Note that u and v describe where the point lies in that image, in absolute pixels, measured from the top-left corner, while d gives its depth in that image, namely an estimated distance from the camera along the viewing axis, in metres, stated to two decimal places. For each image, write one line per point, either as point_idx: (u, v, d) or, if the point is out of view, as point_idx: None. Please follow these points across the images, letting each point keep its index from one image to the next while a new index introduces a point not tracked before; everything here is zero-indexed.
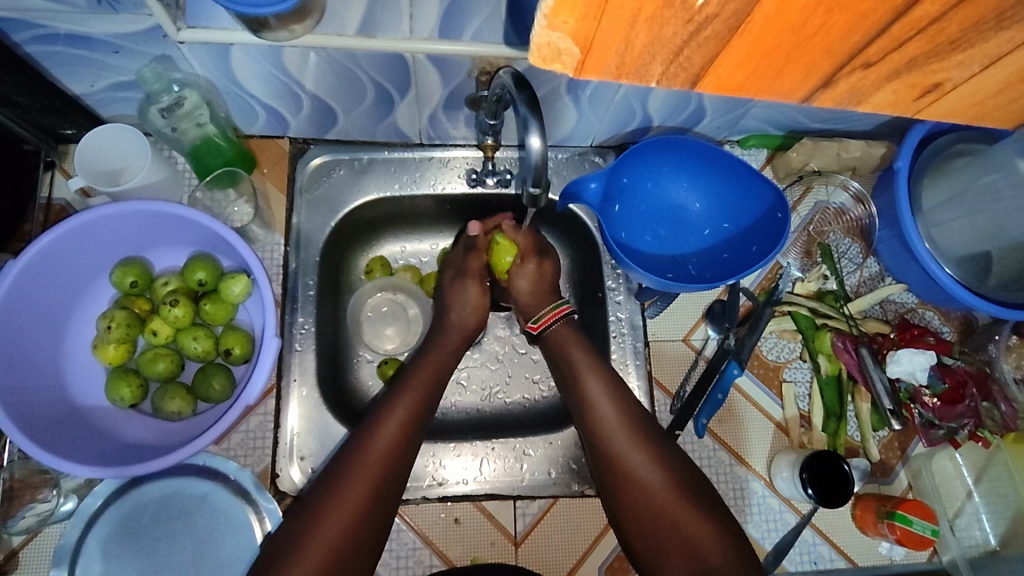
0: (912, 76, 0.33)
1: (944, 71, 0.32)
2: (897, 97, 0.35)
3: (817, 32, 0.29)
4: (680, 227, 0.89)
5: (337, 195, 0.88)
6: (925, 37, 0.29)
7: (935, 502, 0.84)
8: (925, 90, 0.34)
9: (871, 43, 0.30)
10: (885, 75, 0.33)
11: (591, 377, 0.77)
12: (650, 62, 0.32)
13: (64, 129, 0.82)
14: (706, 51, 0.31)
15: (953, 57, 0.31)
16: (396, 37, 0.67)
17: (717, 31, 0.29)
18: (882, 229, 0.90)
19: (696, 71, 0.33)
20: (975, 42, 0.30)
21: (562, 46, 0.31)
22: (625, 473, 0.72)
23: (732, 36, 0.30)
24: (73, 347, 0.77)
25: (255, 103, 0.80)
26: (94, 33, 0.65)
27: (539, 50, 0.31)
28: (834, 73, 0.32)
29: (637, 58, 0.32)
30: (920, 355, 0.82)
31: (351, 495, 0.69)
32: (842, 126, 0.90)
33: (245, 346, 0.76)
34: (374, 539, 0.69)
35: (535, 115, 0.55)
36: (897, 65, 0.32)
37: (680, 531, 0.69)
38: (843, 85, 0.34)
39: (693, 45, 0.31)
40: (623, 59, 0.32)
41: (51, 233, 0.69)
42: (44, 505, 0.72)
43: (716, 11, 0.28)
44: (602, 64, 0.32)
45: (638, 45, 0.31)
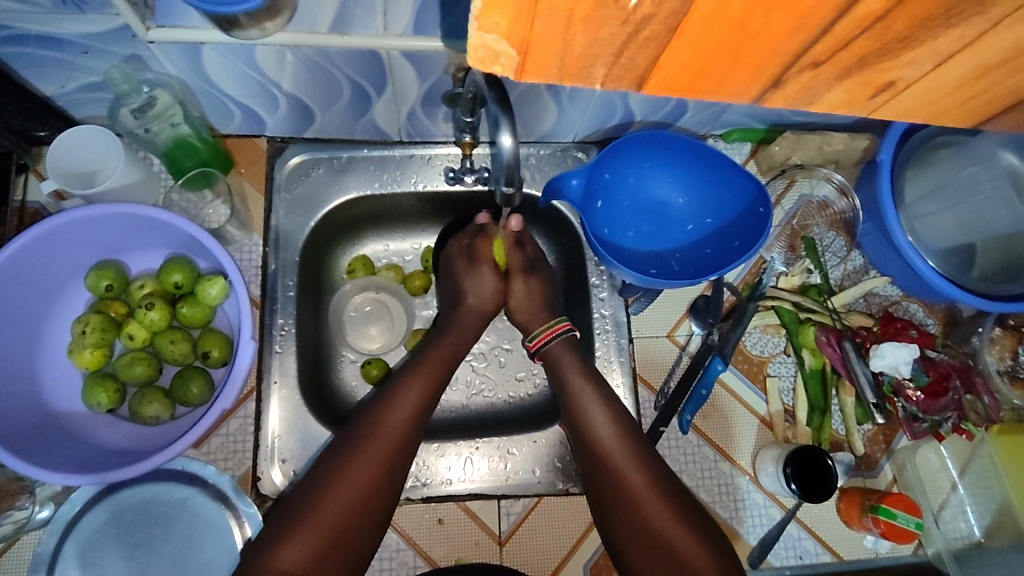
0: (864, 75, 0.31)
1: (896, 69, 0.30)
2: (851, 97, 0.33)
3: (761, 32, 0.28)
4: (664, 222, 0.88)
5: (316, 194, 0.87)
6: (872, 34, 0.28)
7: (919, 495, 0.85)
8: (879, 89, 0.32)
9: (817, 41, 0.29)
10: (835, 74, 0.31)
11: (588, 393, 0.77)
12: (593, 64, 0.31)
13: (36, 131, 0.81)
14: (649, 52, 0.30)
15: (903, 55, 0.29)
16: (370, 34, 0.66)
17: (656, 32, 0.29)
18: (865, 223, 0.90)
19: (642, 71, 0.32)
20: (924, 40, 0.28)
21: (499, 48, 0.30)
22: (623, 491, 0.72)
23: (673, 35, 0.29)
24: (48, 352, 0.76)
25: (229, 102, 0.78)
26: (62, 34, 0.64)
27: (475, 53, 0.30)
28: (784, 72, 0.31)
29: (578, 60, 0.31)
30: (902, 349, 0.81)
31: (353, 481, 0.68)
32: (825, 119, 0.89)
33: (223, 348, 0.75)
34: (372, 532, 0.68)
35: (506, 113, 0.54)
36: (847, 65, 0.30)
37: (676, 555, 0.68)
38: (794, 85, 0.32)
39: (634, 45, 0.30)
40: (565, 61, 0.31)
41: (21, 237, 0.68)
42: (22, 512, 0.71)
43: (652, 12, 0.27)
44: (545, 65, 0.31)
45: (578, 47, 0.30)
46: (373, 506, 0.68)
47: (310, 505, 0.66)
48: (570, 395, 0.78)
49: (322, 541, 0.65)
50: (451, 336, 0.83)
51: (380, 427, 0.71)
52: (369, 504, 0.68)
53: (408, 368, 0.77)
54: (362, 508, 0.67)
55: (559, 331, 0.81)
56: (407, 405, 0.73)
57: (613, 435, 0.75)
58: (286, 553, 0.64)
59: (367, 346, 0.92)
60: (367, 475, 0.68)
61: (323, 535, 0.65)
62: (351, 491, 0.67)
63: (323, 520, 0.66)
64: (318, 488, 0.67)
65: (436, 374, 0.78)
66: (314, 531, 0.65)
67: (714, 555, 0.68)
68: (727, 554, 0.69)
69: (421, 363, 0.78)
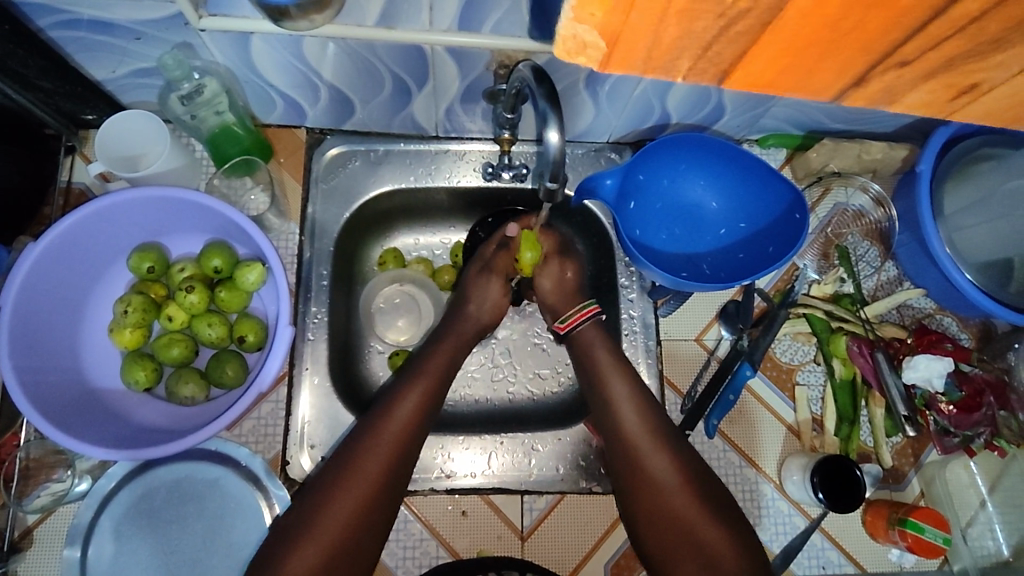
0: (950, 76, 0.31)
1: (983, 71, 0.31)
2: (933, 97, 0.34)
3: (852, 29, 0.28)
4: (696, 226, 0.88)
5: (352, 186, 0.88)
6: (965, 35, 0.28)
7: (948, 510, 0.83)
8: (961, 90, 0.33)
9: (907, 41, 0.29)
10: (921, 74, 0.31)
11: (614, 378, 0.77)
12: (678, 56, 0.32)
13: (85, 114, 0.83)
14: (737, 47, 0.31)
15: (993, 57, 0.29)
16: (416, 28, 0.67)
17: (748, 26, 0.29)
18: (901, 233, 0.89)
19: (726, 66, 0.32)
20: (1018, 42, 0.28)
21: (588, 38, 0.31)
22: (646, 476, 0.72)
23: (764, 31, 0.29)
24: (89, 330, 0.78)
25: (273, 92, 0.80)
26: (118, 20, 0.66)
27: (564, 43, 0.31)
28: (869, 71, 0.31)
29: (665, 53, 0.32)
30: (937, 362, 0.81)
31: (352, 491, 0.69)
32: (864, 127, 0.88)
33: (258, 333, 0.77)
34: (379, 531, 0.70)
35: (554, 109, 0.54)
36: (935, 65, 0.31)
37: (698, 542, 0.69)
38: (876, 85, 0.33)
39: (723, 40, 0.30)
40: (650, 53, 0.32)
41: (71, 216, 0.70)
42: (59, 484, 0.73)
43: (748, 6, 0.28)
44: (630, 57, 0.32)
45: (666, 39, 0.31)
46: (372, 513, 0.69)
47: (314, 516, 0.67)
48: (596, 380, 0.78)
49: (327, 550, 0.66)
50: (450, 339, 0.83)
51: (380, 434, 0.72)
52: (370, 510, 0.69)
53: (408, 373, 0.78)
54: (365, 514, 0.69)
55: (586, 313, 0.81)
56: (404, 410, 0.74)
57: (638, 422, 0.75)
58: (292, 563, 0.65)
59: (395, 337, 0.93)
60: (373, 475, 0.70)
61: (329, 542, 0.66)
62: (355, 499, 0.69)
63: (325, 534, 0.67)
64: (324, 498, 0.69)
65: (436, 377, 0.78)
66: (318, 541, 0.66)
67: (738, 542, 0.69)
68: (750, 542, 0.70)
69: (421, 367, 0.79)
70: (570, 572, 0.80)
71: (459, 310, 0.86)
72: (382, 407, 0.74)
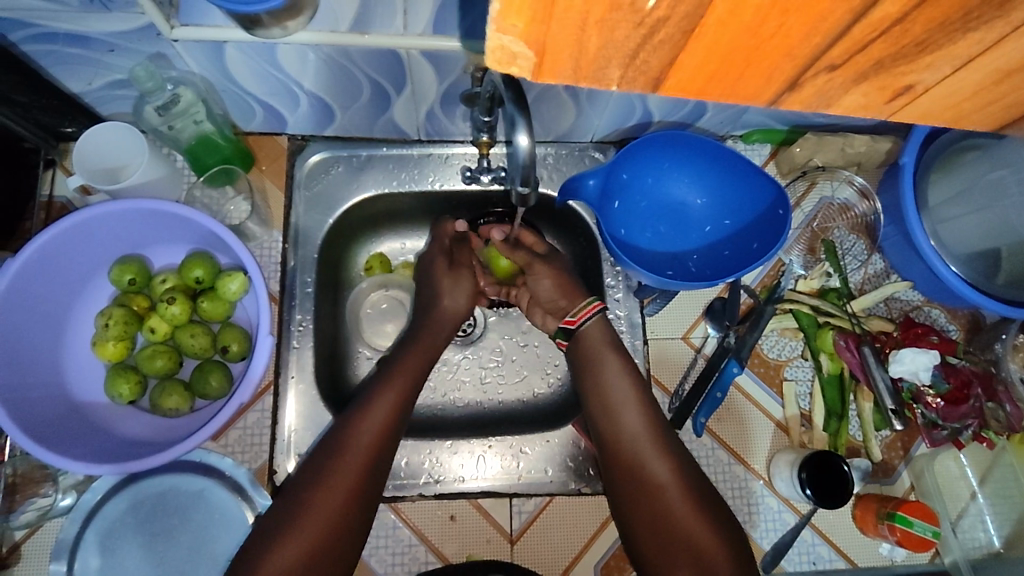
0: (882, 79, 0.31)
1: (913, 73, 0.31)
2: (868, 101, 0.33)
3: (775, 35, 0.29)
4: (681, 223, 0.88)
5: (334, 192, 0.87)
6: (889, 38, 0.28)
7: (937, 503, 0.83)
8: (896, 93, 0.32)
9: (832, 45, 0.29)
10: (851, 78, 0.31)
11: (615, 379, 0.77)
12: (606, 66, 0.32)
13: (64, 127, 0.83)
14: (663, 54, 0.31)
15: (921, 59, 0.30)
16: (390, 33, 0.66)
17: (670, 33, 0.29)
18: (888, 227, 0.88)
19: (656, 74, 0.32)
20: (943, 44, 0.29)
21: (516, 49, 0.30)
22: (642, 477, 0.72)
23: (686, 37, 0.30)
24: (73, 344, 0.78)
25: (251, 100, 0.80)
26: (89, 32, 0.65)
27: (493, 54, 0.31)
28: (800, 76, 0.31)
29: (592, 62, 0.31)
30: (923, 355, 0.80)
31: (331, 494, 0.69)
32: (847, 121, 0.88)
33: (242, 342, 0.77)
34: (358, 533, 0.69)
35: (523, 113, 0.54)
36: (863, 69, 0.31)
37: (692, 545, 0.69)
38: (809, 88, 0.33)
39: (649, 47, 0.30)
40: (579, 64, 0.32)
41: (49, 231, 0.70)
42: (44, 499, 0.73)
43: (666, 14, 0.28)
44: (559, 67, 0.32)
45: (591, 49, 0.30)
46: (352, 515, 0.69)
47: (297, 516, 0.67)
48: (598, 378, 0.78)
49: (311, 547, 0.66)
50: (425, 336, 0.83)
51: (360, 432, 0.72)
52: (353, 510, 0.69)
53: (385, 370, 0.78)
54: (348, 514, 0.69)
55: (596, 309, 0.80)
56: (386, 411, 0.74)
57: (638, 421, 0.75)
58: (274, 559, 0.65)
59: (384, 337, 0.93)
60: (354, 475, 0.70)
61: (314, 539, 0.66)
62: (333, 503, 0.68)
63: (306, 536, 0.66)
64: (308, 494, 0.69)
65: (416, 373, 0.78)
66: (302, 541, 0.66)
67: (730, 546, 0.69)
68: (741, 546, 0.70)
69: (397, 365, 0.79)
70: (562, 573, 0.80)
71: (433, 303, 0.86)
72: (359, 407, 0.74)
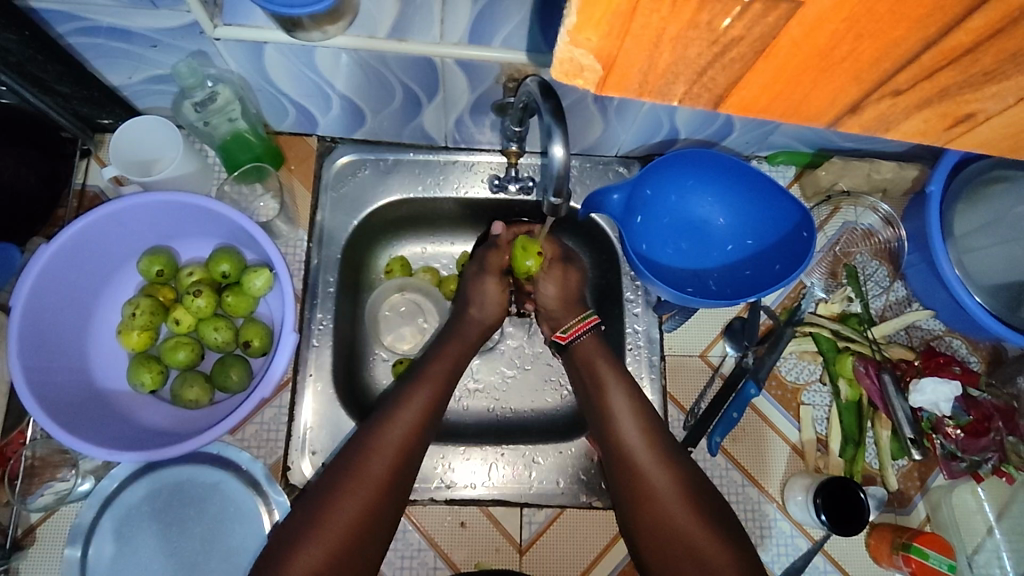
0: (945, 105, 0.32)
1: (978, 102, 0.31)
2: (927, 127, 0.34)
3: (846, 60, 0.29)
4: (703, 241, 0.88)
5: (361, 194, 0.88)
6: (958, 67, 0.28)
7: (953, 536, 0.83)
8: (956, 120, 0.33)
9: (900, 72, 0.29)
10: (915, 103, 0.32)
11: (615, 398, 0.77)
12: (673, 81, 0.32)
13: (101, 119, 0.85)
14: (731, 73, 0.31)
15: (987, 88, 0.30)
16: (426, 41, 0.67)
17: (742, 53, 0.29)
18: (911, 254, 0.88)
19: (721, 91, 0.33)
20: (1012, 75, 0.28)
21: (584, 62, 0.31)
22: (643, 488, 0.72)
23: (758, 58, 0.30)
24: (98, 331, 0.79)
25: (285, 100, 0.81)
26: (135, 28, 0.67)
27: (560, 65, 0.31)
28: (863, 100, 0.32)
29: (660, 77, 0.32)
30: (944, 386, 0.80)
31: (361, 496, 0.69)
32: (874, 147, 0.87)
33: (264, 339, 0.77)
34: (381, 543, 0.70)
35: (558, 125, 0.55)
36: (927, 95, 0.31)
37: (697, 554, 0.68)
38: (871, 112, 0.33)
39: (718, 66, 0.31)
40: (647, 76, 0.32)
41: (84, 219, 0.71)
42: (62, 484, 0.74)
43: (741, 34, 0.28)
44: (627, 79, 0.32)
45: (661, 64, 0.31)
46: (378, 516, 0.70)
47: (318, 519, 0.68)
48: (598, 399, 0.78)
49: (337, 541, 0.67)
50: (457, 343, 0.83)
51: (383, 436, 0.73)
52: (377, 513, 0.70)
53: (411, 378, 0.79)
54: (369, 521, 0.69)
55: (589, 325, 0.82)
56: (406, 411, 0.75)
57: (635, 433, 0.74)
58: (306, 553, 0.66)
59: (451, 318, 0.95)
60: (379, 475, 0.71)
61: (339, 541, 0.67)
62: (360, 500, 0.69)
63: (334, 531, 0.68)
64: (335, 493, 0.69)
65: (443, 380, 0.79)
66: (328, 538, 0.67)
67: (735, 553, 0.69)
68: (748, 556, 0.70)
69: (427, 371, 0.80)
70: (582, 572, 0.80)
71: (472, 320, 0.85)
72: (385, 415, 0.74)
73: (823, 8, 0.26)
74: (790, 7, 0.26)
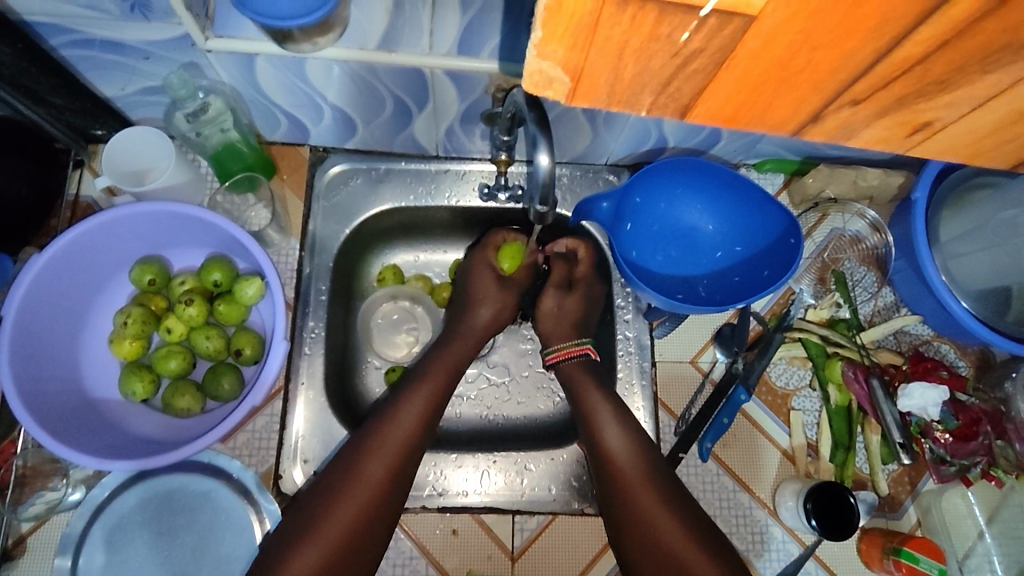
0: (903, 114, 0.33)
1: (933, 111, 0.32)
2: (889, 135, 0.35)
3: (803, 70, 0.29)
4: (692, 247, 0.88)
5: (353, 203, 0.89)
6: (912, 77, 0.29)
7: (944, 541, 0.83)
8: (915, 129, 0.34)
9: (857, 81, 0.30)
10: (874, 112, 0.32)
11: (604, 406, 0.77)
12: (640, 92, 0.33)
13: (94, 130, 0.85)
14: (695, 83, 0.32)
15: (941, 97, 0.31)
16: (416, 52, 0.68)
17: (704, 65, 0.30)
18: (898, 259, 0.89)
19: (686, 101, 0.33)
20: (962, 84, 0.29)
21: (553, 73, 0.31)
22: (634, 498, 0.72)
23: (720, 68, 0.30)
24: (90, 340, 0.79)
25: (277, 111, 0.82)
26: (127, 40, 0.67)
27: (530, 77, 0.32)
28: (824, 108, 0.32)
29: (626, 88, 0.32)
30: (932, 390, 0.80)
31: (352, 508, 0.69)
32: (861, 154, 0.88)
33: (256, 347, 0.78)
34: (371, 555, 0.70)
35: (544, 134, 0.56)
36: (885, 104, 0.32)
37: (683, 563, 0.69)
38: (833, 120, 0.34)
39: (682, 76, 0.31)
40: (614, 87, 0.32)
41: (76, 228, 0.72)
42: (53, 493, 0.75)
43: (701, 46, 0.29)
44: (594, 90, 0.33)
45: (627, 75, 0.31)
46: (370, 528, 0.70)
47: (314, 527, 0.68)
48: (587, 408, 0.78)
49: (330, 552, 0.67)
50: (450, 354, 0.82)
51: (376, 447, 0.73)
52: (370, 524, 0.70)
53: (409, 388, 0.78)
54: (362, 527, 0.69)
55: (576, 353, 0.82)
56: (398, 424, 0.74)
57: (626, 443, 0.75)
58: (298, 558, 0.66)
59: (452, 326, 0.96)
60: (376, 481, 0.71)
61: (330, 552, 0.67)
62: (354, 511, 0.69)
63: (325, 542, 0.68)
64: (331, 500, 0.70)
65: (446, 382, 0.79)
66: (319, 550, 0.67)
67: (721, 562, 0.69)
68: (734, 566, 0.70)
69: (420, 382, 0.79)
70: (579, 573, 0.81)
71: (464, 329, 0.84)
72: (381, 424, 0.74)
73: (777, 20, 0.27)
74: (745, 20, 0.27)
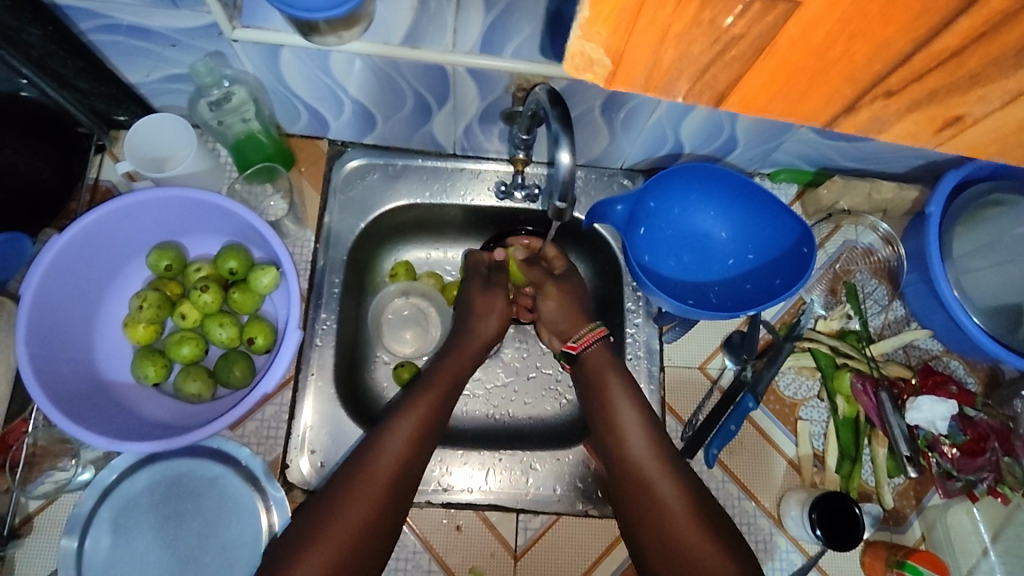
0: (934, 108, 0.33)
1: (965, 105, 0.32)
2: (917, 130, 0.35)
3: (840, 59, 0.30)
4: (704, 253, 0.89)
5: (369, 198, 0.90)
6: (946, 69, 0.30)
7: (948, 556, 0.82)
8: (944, 123, 0.34)
9: (893, 72, 0.30)
10: (906, 105, 0.33)
11: (617, 407, 0.77)
12: (677, 79, 0.33)
13: (117, 115, 0.86)
14: (731, 71, 0.32)
15: (973, 92, 0.31)
16: (439, 49, 0.69)
17: (742, 52, 0.31)
18: (909, 273, 0.89)
19: (723, 89, 0.34)
20: (995, 79, 0.30)
21: (594, 56, 0.32)
22: (648, 499, 0.72)
23: (758, 56, 0.31)
24: (105, 323, 0.80)
25: (298, 103, 0.83)
26: (154, 26, 0.68)
27: (572, 60, 0.32)
28: (857, 100, 0.33)
29: (664, 74, 0.33)
30: (941, 404, 0.80)
31: (366, 499, 0.70)
32: (876, 167, 0.89)
33: (267, 336, 0.78)
34: (383, 549, 0.70)
35: (567, 132, 0.56)
36: (917, 97, 0.32)
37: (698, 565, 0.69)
38: (865, 113, 0.34)
39: (720, 63, 0.32)
40: (652, 74, 0.33)
41: (95, 212, 0.72)
42: (62, 473, 0.75)
43: (742, 32, 0.29)
44: (633, 75, 0.33)
45: (666, 62, 0.32)
46: (381, 522, 0.70)
47: (328, 517, 0.68)
48: (605, 407, 0.78)
49: (343, 543, 0.67)
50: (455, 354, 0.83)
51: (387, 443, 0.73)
52: (382, 517, 0.70)
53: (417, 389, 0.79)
54: (373, 522, 0.69)
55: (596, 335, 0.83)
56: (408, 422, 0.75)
57: (642, 444, 0.75)
58: (311, 545, 0.67)
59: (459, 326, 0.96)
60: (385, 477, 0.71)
61: (344, 542, 0.67)
62: (366, 504, 0.70)
63: (338, 533, 0.68)
64: (341, 492, 0.70)
65: (451, 382, 0.81)
66: (334, 539, 0.67)
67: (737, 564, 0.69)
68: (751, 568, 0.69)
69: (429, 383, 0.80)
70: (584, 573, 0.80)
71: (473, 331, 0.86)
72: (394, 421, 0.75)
73: (819, 7, 0.27)
74: (788, 6, 0.27)
